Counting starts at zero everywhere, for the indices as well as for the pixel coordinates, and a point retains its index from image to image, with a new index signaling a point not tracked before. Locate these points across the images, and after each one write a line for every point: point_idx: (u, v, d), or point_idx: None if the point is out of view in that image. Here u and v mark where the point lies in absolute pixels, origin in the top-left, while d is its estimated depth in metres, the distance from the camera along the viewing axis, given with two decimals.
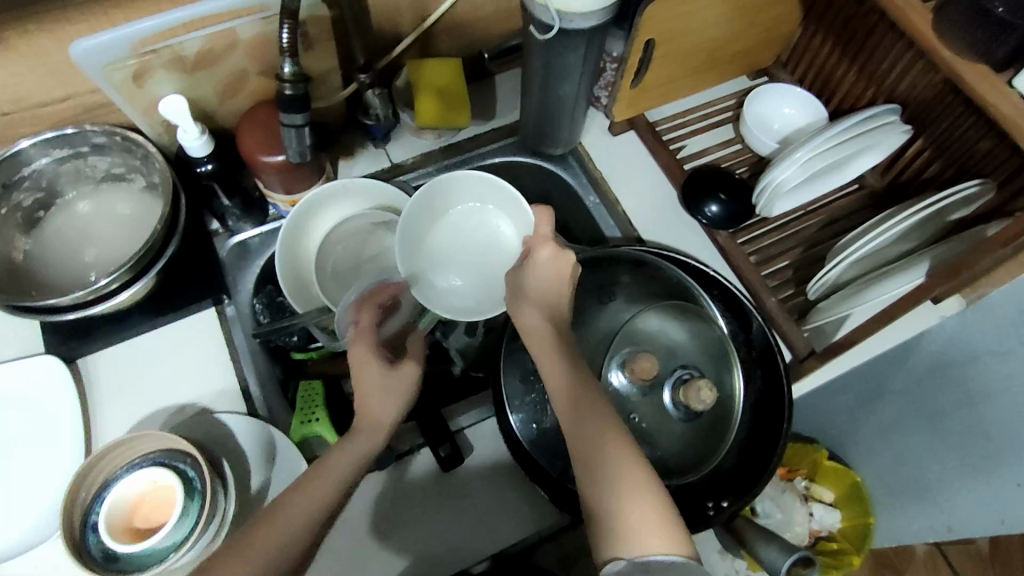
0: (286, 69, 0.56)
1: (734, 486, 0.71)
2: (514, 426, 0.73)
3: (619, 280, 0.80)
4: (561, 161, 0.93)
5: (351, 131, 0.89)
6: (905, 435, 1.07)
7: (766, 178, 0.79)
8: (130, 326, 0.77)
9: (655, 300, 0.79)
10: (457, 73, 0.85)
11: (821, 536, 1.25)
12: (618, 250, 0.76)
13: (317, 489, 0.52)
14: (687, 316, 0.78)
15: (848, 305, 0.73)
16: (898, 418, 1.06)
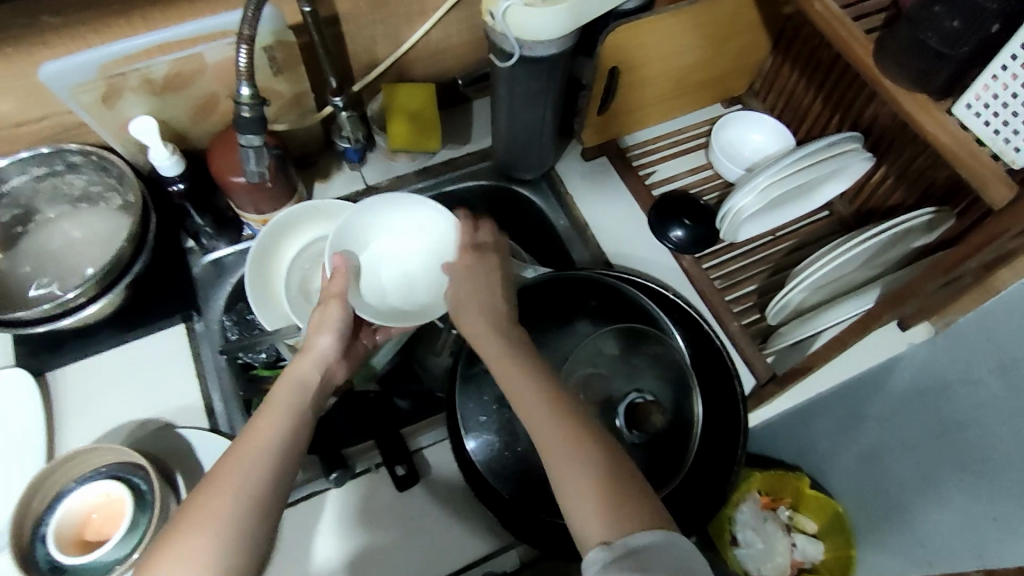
0: (243, 92, 0.57)
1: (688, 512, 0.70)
2: (470, 449, 0.72)
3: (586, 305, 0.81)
4: (534, 185, 0.94)
5: (327, 154, 0.91)
6: (883, 466, 1.06)
7: (726, 206, 0.80)
8: (99, 341, 0.79)
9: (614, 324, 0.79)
10: (430, 98, 0.87)
11: (804, 568, 1.24)
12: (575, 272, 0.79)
13: (227, 487, 0.54)
14: (642, 339, 0.77)
15: (808, 328, 0.76)
16: (876, 446, 1.05)
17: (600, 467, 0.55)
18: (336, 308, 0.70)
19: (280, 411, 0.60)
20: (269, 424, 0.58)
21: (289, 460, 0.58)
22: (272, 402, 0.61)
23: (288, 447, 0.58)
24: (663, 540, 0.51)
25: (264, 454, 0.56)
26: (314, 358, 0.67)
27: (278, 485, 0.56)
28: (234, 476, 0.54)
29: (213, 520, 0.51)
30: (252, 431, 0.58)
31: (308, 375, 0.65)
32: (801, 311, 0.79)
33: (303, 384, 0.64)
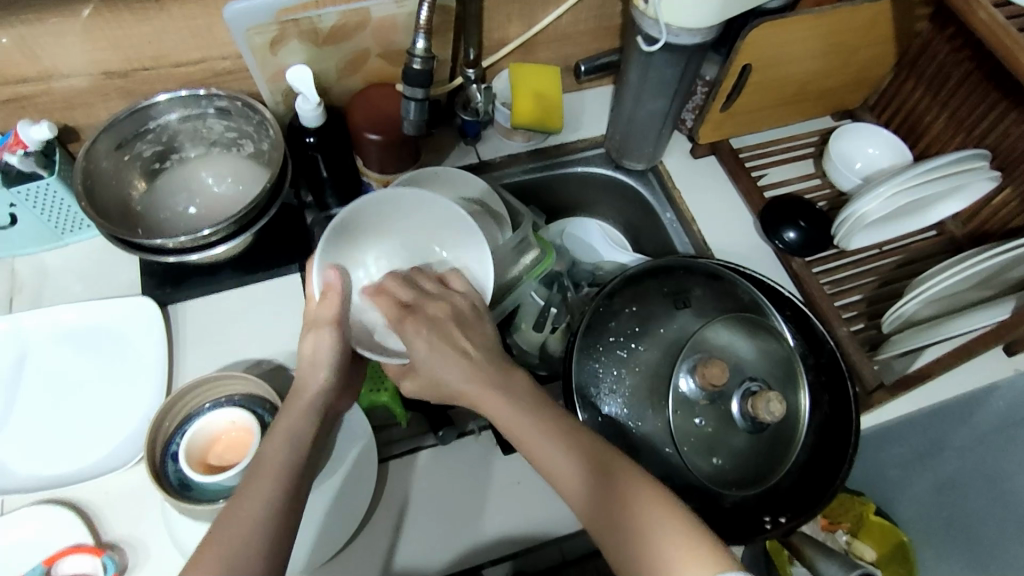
0: (419, 43, 0.62)
1: (790, 503, 0.72)
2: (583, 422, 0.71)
3: (697, 291, 0.81)
4: (641, 176, 0.95)
5: (445, 126, 0.93)
6: (955, 494, 1.04)
7: (848, 210, 0.80)
8: (219, 280, 0.82)
9: (722, 313, 0.79)
10: (555, 79, 0.89)
11: None
12: (697, 260, 0.79)
13: (234, 530, 0.50)
14: (761, 331, 0.77)
15: (924, 338, 0.74)
16: (953, 476, 1.03)
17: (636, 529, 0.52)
18: (329, 340, 0.64)
19: (270, 480, 0.55)
20: (264, 487, 0.54)
21: (291, 497, 0.55)
22: (255, 470, 0.56)
23: (277, 519, 0.52)
24: None
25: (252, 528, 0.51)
26: (297, 411, 0.62)
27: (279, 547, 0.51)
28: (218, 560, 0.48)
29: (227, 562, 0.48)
30: (235, 509, 0.52)
31: (293, 439, 0.59)
32: (913, 322, 0.78)
33: (290, 446, 0.58)
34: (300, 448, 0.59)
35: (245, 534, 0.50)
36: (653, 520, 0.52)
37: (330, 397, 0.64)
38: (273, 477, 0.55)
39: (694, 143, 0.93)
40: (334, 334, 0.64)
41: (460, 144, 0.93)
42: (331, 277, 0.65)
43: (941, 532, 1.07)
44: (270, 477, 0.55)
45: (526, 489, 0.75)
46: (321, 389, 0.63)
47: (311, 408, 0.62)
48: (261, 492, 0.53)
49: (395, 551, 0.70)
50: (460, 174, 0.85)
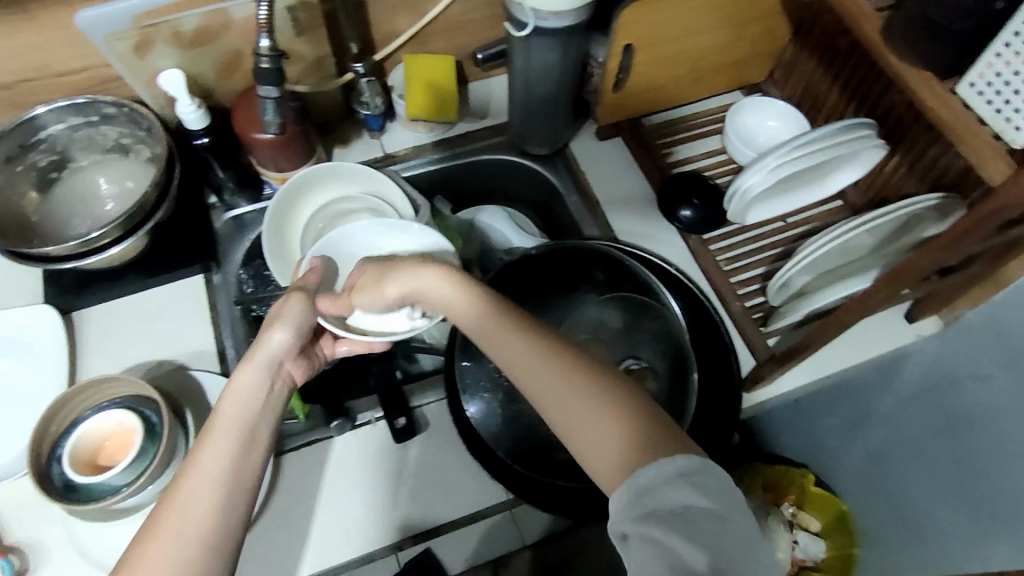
0: (263, 43, 0.62)
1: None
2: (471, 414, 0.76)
3: (589, 270, 0.81)
4: (548, 161, 0.95)
5: (348, 121, 0.94)
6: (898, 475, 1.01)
7: (734, 185, 0.79)
8: (121, 285, 0.83)
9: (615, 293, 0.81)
10: (449, 67, 0.90)
11: None
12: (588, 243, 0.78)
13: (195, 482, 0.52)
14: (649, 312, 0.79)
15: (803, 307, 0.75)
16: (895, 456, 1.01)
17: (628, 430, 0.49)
18: (297, 303, 0.69)
19: (226, 433, 0.56)
20: (219, 442, 0.55)
21: (249, 449, 0.56)
22: (215, 423, 0.57)
23: (237, 468, 0.54)
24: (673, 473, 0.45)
25: (214, 491, 0.52)
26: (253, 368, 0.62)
27: (237, 503, 0.53)
28: (181, 512, 0.51)
29: (192, 515, 0.51)
30: (193, 460, 0.54)
31: (247, 391, 0.60)
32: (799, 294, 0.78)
33: (245, 398, 0.59)
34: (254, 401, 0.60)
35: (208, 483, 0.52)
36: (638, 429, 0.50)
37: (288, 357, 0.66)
38: (233, 437, 0.56)
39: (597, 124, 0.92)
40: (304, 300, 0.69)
41: (364, 137, 0.94)
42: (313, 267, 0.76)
43: (887, 511, 1.04)
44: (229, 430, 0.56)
45: (422, 476, 0.76)
46: (281, 346, 0.65)
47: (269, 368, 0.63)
48: (218, 449, 0.54)
49: (290, 542, 0.72)
50: (358, 168, 0.87)
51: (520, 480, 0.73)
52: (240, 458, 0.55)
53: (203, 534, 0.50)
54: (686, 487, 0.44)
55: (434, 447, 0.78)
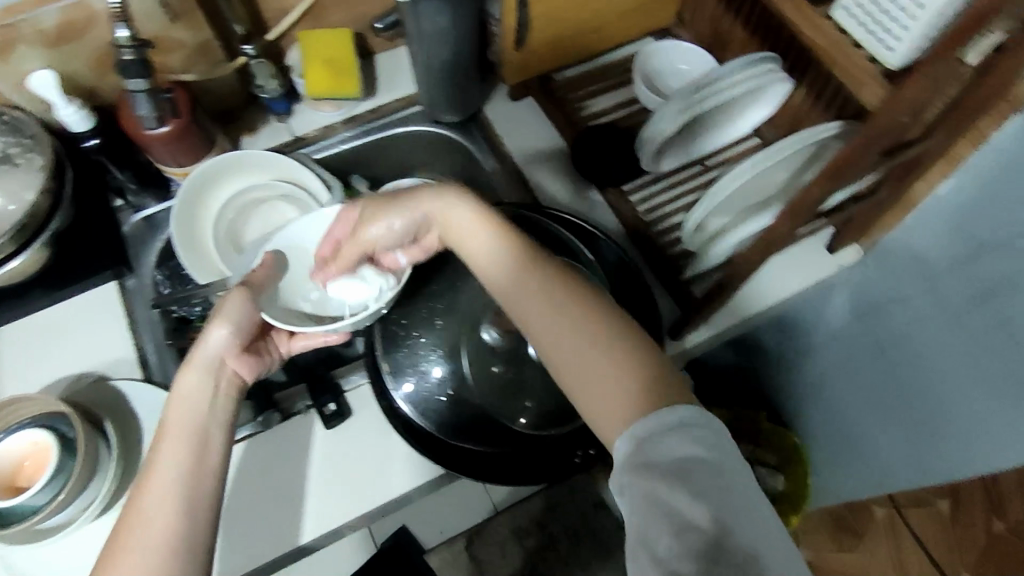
0: (120, 34, 0.64)
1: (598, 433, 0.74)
2: (405, 393, 0.75)
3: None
4: (462, 128, 0.93)
5: (251, 107, 0.91)
6: (843, 406, 1.05)
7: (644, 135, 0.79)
8: (28, 302, 0.80)
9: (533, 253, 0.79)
10: (346, 41, 0.87)
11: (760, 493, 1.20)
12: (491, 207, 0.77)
13: (155, 494, 0.54)
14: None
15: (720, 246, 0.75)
16: (837, 391, 1.04)
17: (626, 386, 0.53)
18: (241, 301, 0.62)
19: (182, 442, 0.57)
20: (174, 449, 0.56)
21: (207, 455, 0.57)
22: (167, 431, 0.57)
23: (192, 474, 0.56)
24: (675, 426, 0.49)
25: (168, 504, 0.54)
26: (197, 366, 0.60)
27: (206, 513, 0.55)
28: (141, 529, 0.53)
29: (152, 531, 0.53)
30: (150, 470, 0.55)
31: (195, 394, 0.60)
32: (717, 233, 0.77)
33: (192, 401, 0.59)
34: (201, 402, 0.59)
35: (165, 496, 0.54)
36: (629, 386, 0.53)
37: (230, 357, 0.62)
38: (183, 445, 0.57)
39: (507, 84, 0.90)
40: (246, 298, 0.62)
41: (271, 122, 0.91)
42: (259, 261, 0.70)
43: (841, 434, 1.10)
44: (187, 436, 0.57)
45: (358, 458, 0.77)
46: (224, 342, 0.61)
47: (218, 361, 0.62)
48: (175, 457, 0.56)
49: (231, 539, 0.72)
50: (267, 155, 0.85)
51: (467, 458, 0.73)
52: (194, 466, 0.56)
53: (168, 546, 0.52)
54: (689, 441, 0.48)
55: (368, 427, 0.78)
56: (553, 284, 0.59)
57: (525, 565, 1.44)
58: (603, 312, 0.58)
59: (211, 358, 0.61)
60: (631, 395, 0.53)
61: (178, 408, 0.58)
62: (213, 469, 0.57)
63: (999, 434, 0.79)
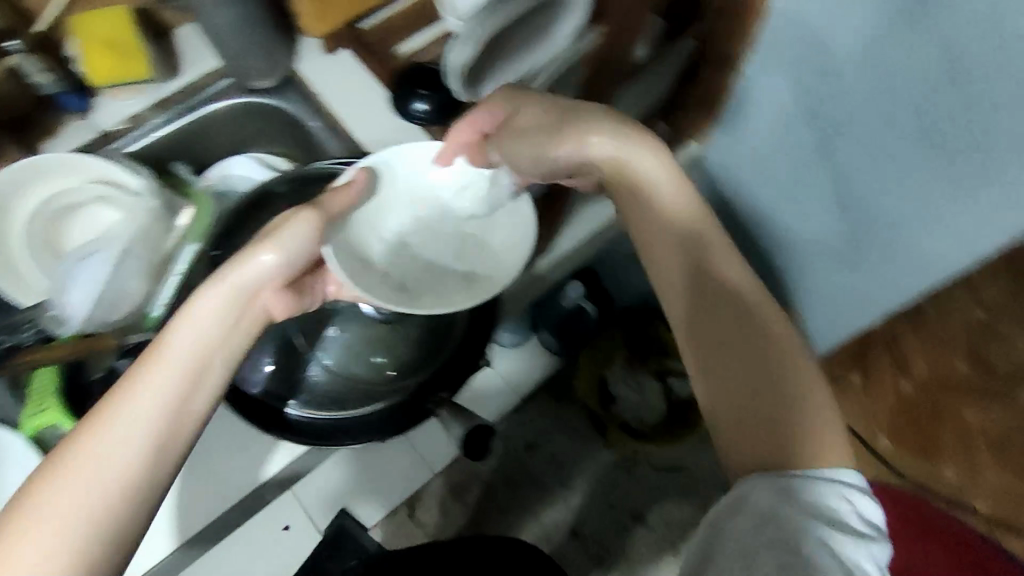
0: None
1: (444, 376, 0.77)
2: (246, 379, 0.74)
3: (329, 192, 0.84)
4: (279, 92, 0.88)
5: (43, 107, 0.84)
6: (801, 246, 1.04)
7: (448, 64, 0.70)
8: None
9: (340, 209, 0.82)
10: (123, 19, 0.82)
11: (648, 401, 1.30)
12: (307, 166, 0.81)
13: (72, 464, 0.46)
14: None
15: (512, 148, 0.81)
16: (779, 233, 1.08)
17: (797, 426, 0.57)
18: (303, 226, 0.59)
19: (169, 378, 0.51)
20: (161, 389, 0.50)
21: (196, 405, 0.52)
22: (158, 365, 0.51)
23: (173, 430, 0.50)
24: (854, 488, 0.56)
25: (113, 467, 0.47)
26: (221, 296, 0.55)
27: (159, 473, 0.49)
28: (27, 505, 0.45)
29: (63, 491, 0.45)
30: (77, 433, 0.48)
31: (204, 331, 0.54)
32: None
33: (204, 339, 0.53)
34: (211, 345, 0.54)
35: (78, 468, 0.46)
36: (814, 417, 0.57)
37: (274, 304, 0.60)
38: (185, 391, 0.51)
39: (311, 33, 0.84)
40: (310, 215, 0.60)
41: (71, 121, 0.85)
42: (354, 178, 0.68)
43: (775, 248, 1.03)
44: (169, 376, 0.51)
45: None
46: (257, 276, 0.57)
47: (249, 290, 0.57)
48: (156, 403, 0.49)
49: None
50: (64, 157, 0.78)
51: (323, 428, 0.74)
52: (183, 414, 0.51)
53: (87, 532, 0.45)
54: (845, 500, 0.55)
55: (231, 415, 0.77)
56: (676, 173, 0.64)
57: (467, 515, 1.43)
58: (717, 301, 0.61)
59: (241, 288, 0.56)
60: (761, 406, 0.57)
61: (180, 334, 0.52)
62: (192, 420, 0.52)
63: (928, 239, 0.81)
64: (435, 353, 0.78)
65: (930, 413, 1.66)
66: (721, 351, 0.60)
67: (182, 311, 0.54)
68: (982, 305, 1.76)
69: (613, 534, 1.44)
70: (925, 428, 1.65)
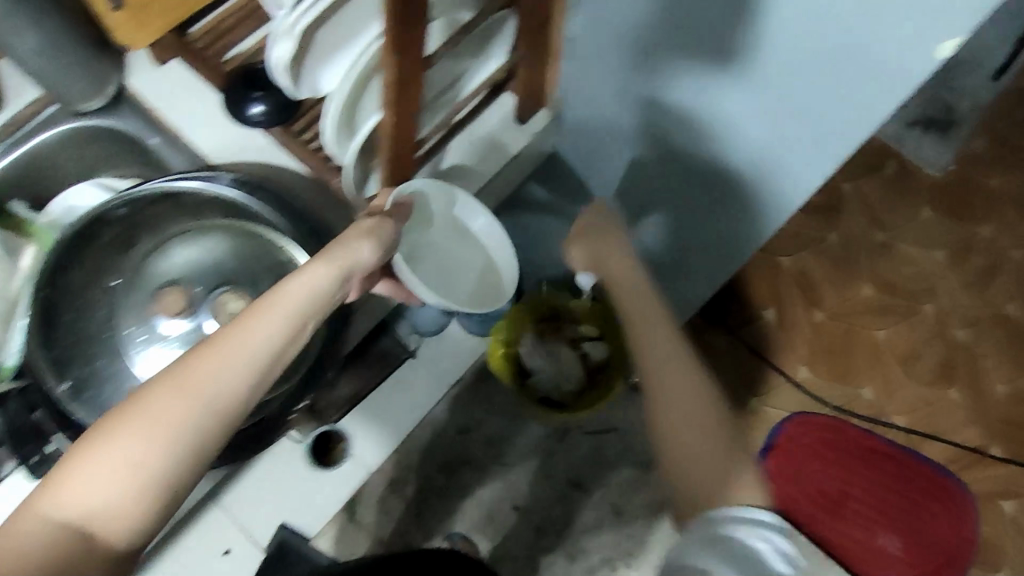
0: None
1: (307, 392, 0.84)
2: None
3: (164, 209, 0.86)
4: (114, 110, 0.92)
5: None
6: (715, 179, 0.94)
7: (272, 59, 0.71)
8: None
9: (185, 223, 0.87)
10: None
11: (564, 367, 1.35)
12: (132, 190, 0.81)
13: (191, 382, 0.54)
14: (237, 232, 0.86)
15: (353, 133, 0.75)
16: (684, 120, 0.93)
17: (685, 446, 0.72)
18: (368, 245, 0.68)
19: (261, 328, 0.58)
20: (244, 335, 0.57)
21: (247, 398, 0.56)
22: (278, 306, 0.59)
23: (219, 415, 0.54)
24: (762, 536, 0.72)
25: (183, 430, 0.53)
26: (277, 318, 0.59)
27: (174, 463, 0.52)
28: (174, 410, 0.53)
29: (162, 417, 0.53)
30: (203, 352, 0.55)
31: (310, 290, 0.62)
32: (350, 115, 0.75)
33: (303, 301, 0.61)
34: (305, 307, 0.61)
35: (200, 391, 0.54)
36: (706, 459, 0.73)
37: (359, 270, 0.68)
38: (235, 393, 0.55)
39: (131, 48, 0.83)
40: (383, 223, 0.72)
41: None
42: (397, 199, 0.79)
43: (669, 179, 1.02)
44: (252, 340, 0.57)
45: None
46: (357, 264, 0.67)
47: (295, 319, 0.60)
48: (201, 376, 0.54)
49: None
50: None
51: None
52: (262, 365, 0.57)
53: (156, 481, 0.52)
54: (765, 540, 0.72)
55: None
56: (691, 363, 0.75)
57: (408, 507, 1.43)
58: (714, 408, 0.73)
59: (292, 315, 0.60)
60: (689, 467, 0.73)
61: (294, 290, 0.61)
62: (226, 422, 0.55)
63: (786, 159, 0.83)
64: (300, 361, 0.88)
65: (842, 339, 1.73)
66: (692, 449, 0.72)
67: (243, 319, 0.58)
68: (879, 226, 1.83)
69: (557, 504, 1.46)
70: (840, 354, 1.72)
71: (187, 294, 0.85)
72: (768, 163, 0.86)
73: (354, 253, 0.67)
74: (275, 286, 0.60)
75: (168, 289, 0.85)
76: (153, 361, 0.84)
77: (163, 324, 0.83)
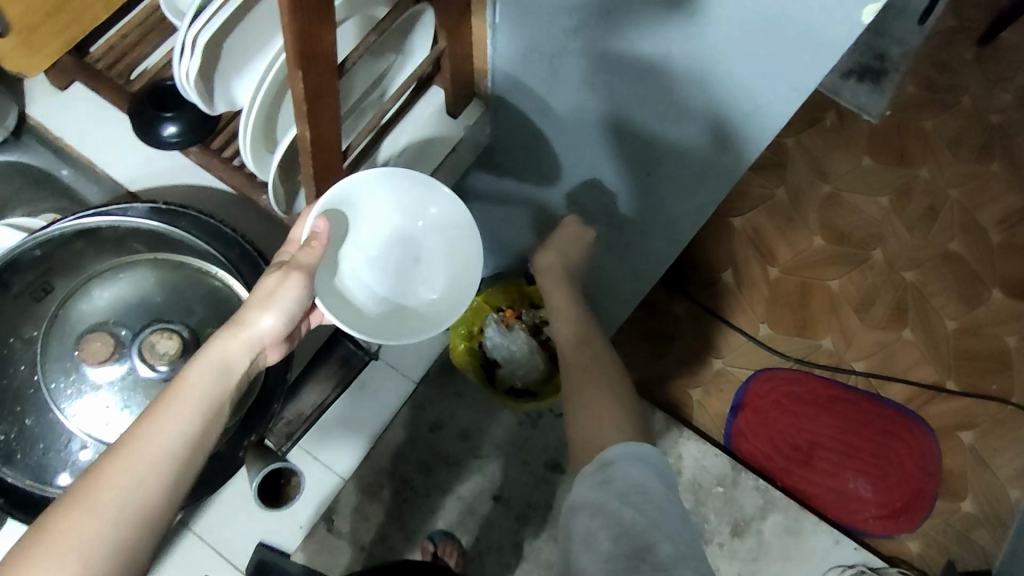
0: None
1: (258, 419, 0.81)
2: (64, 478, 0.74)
3: (82, 248, 0.81)
4: (19, 142, 0.91)
5: None
6: (661, 142, 0.90)
7: (175, 69, 0.65)
8: None
9: (103, 262, 0.82)
10: None
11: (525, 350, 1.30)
12: (47, 229, 0.77)
13: (106, 490, 0.52)
14: (168, 265, 0.83)
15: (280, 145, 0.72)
16: (643, 104, 0.86)
17: (575, 414, 0.76)
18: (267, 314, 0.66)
19: (175, 423, 0.57)
20: (156, 432, 0.56)
21: (169, 494, 0.55)
22: (186, 397, 0.58)
23: (139, 517, 0.53)
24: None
25: (95, 544, 0.51)
26: (183, 413, 0.58)
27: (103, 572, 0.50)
28: (91, 527, 0.51)
29: (77, 537, 0.50)
30: (112, 459, 0.54)
31: (217, 372, 0.61)
32: (267, 126, 0.72)
33: (210, 387, 0.60)
34: (216, 392, 0.60)
35: (116, 501, 0.52)
36: (595, 420, 0.73)
37: (269, 342, 0.67)
38: (146, 501, 0.53)
39: (26, 75, 0.80)
40: (305, 279, 0.68)
41: None
42: (319, 227, 0.70)
43: (611, 149, 0.98)
44: (164, 437, 0.56)
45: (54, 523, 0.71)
46: (267, 332, 0.66)
47: (203, 408, 0.59)
48: (115, 484, 0.53)
49: None
50: None
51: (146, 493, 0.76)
52: (176, 460, 0.56)
53: None
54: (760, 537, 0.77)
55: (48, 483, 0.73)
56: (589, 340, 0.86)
57: (387, 511, 1.39)
58: (597, 355, 0.83)
59: (199, 405, 0.59)
60: (573, 427, 0.75)
61: (200, 377, 0.60)
62: (154, 519, 0.54)
63: (711, 118, 0.81)
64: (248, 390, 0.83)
65: (799, 293, 1.76)
66: (572, 403, 0.77)
67: (152, 417, 0.56)
68: (825, 178, 1.86)
69: (537, 489, 1.46)
70: (798, 309, 1.74)
71: (114, 339, 0.78)
72: (732, 138, 0.82)
73: (258, 326, 0.66)
74: (178, 378, 0.59)
75: (92, 333, 0.78)
76: (86, 415, 0.75)
77: (90, 371, 0.76)
